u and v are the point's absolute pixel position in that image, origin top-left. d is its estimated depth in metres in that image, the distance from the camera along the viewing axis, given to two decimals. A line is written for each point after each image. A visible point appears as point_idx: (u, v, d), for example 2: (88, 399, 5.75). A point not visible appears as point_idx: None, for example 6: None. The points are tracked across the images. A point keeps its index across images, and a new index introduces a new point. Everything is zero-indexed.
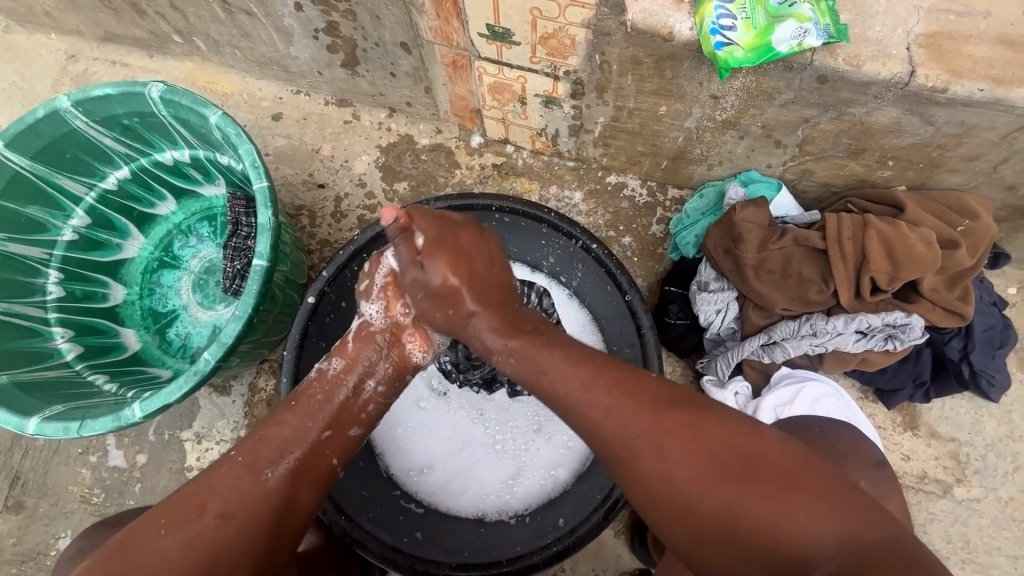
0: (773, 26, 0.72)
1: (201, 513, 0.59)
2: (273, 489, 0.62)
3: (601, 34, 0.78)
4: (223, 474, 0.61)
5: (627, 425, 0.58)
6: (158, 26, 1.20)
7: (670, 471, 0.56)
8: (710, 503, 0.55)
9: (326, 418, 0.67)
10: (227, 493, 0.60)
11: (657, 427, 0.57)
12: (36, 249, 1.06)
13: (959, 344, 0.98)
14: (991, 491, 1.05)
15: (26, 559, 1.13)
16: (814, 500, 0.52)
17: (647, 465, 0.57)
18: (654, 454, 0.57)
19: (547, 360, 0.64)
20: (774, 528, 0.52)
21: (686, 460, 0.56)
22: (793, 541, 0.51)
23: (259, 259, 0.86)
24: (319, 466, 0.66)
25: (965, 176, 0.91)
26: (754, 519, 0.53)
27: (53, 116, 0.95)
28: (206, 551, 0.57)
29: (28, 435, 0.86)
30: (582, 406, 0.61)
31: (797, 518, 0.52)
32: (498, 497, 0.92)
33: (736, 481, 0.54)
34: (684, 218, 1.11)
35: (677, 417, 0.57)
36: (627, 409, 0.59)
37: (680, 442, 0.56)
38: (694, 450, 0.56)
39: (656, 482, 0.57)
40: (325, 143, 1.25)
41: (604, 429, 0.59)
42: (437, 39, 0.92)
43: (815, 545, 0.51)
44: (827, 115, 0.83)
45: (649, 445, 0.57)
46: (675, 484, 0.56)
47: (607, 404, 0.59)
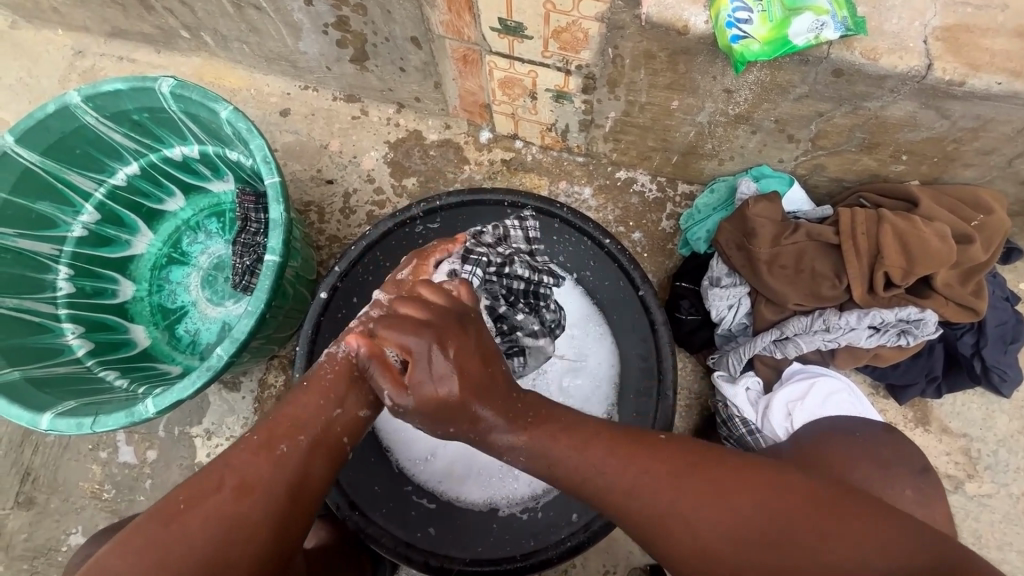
0: (789, 19, 0.71)
1: (218, 487, 0.59)
2: (288, 467, 0.61)
3: (615, 27, 0.78)
4: (239, 453, 0.61)
5: (654, 489, 0.59)
6: (166, 22, 1.19)
7: (704, 526, 0.56)
8: (752, 549, 0.55)
9: (338, 396, 0.66)
10: (243, 471, 0.60)
11: (688, 493, 0.58)
12: (46, 245, 1.06)
13: (971, 339, 0.98)
14: (1003, 486, 1.05)
15: (37, 555, 1.13)
16: (856, 527, 0.53)
17: (689, 532, 0.57)
18: (685, 517, 0.57)
19: (565, 420, 0.64)
20: (822, 560, 0.52)
21: (717, 513, 0.56)
22: (848, 570, 0.51)
23: (271, 255, 0.86)
24: (332, 442, 0.65)
25: (979, 170, 0.90)
26: (802, 562, 0.53)
27: (63, 111, 0.95)
28: (223, 528, 0.57)
29: (41, 430, 0.86)
30: (606, 483, 0.60)
31: (842, 551, 0.52)
32: (503, 483, 0.92)
33: (773, 518, 0.55)
34: (695, 214, 1.11)
35: (704, 479, 0.58)
36: (654, 480, 0.59)
37: (708, 498, 0.57)
38: (725, 501, 0.57)
39: (701, 538, 0.56)
40: (333, 139, 1.25)
41: (631, 497, 0.59)
42: (448, 34, 0.92)
43: (868, 570, 0.51)
44: (842, 109, 0.83)
45: (683, 516, 0.57)
46: (722, 540, 0.56)
47: (630, 478, 0.60)
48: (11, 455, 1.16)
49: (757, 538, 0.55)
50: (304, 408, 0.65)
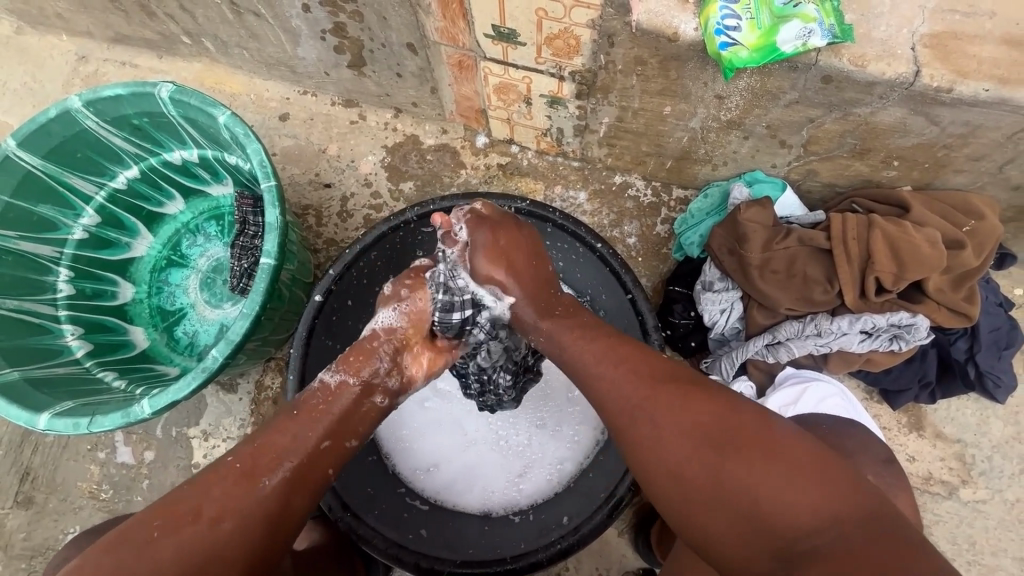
0: (778, 27, 0.72)
1: (196, 518, 0.58)
2: (266, 497, 0.61)
3: (606, 34, 0.79)
4: (218, 481, 0.60)
5: (629, 391, 0.62)
6: (167, 28, 1.21)
7: (664, 439, 0.58)
8: (700, 471, 0.56)
9: (326, 427, 0.67)
10: (220, 502, 0.59)
11: (662, 396, 0.60)
12: (47, 247, 1.07)
13: (965, 344, 0.98)
14: (997, 492, 1.05)
15: (36, 555, 1.14)
16: (796, 473, 0.52)
17: (642, 432, 0.60)
18: (649, 417, 0.60)
19: (564, 334, 0.70)
20: (755, 496, 0.53)
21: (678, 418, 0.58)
22: (775, 508, 0.52)
23: (267, 258, 0.87)
24: (314, 475, 0.65)
25: (970, 176, 0.91)
26: (743, 491, 0.53)
27: (64, 115, 0.96)
28: (197, 560, 0.56)
29: (38, 430, 0.87)
30: (589, 372, 0.67)
31: (774, 487, 0.52)
32: (507, 495, 0.92)
33: (723, 447, 0.55)
34: (688, 218, 1.12)
35: (678, 393, 0.60)
36: (630, 382, 0.63)
37: (675, 409, 0.59)
38: (687, 421, 0.58)
39: (648, 441, 0.59)
40: (331, 143, 1.26)
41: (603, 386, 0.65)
42: (443, 40, 0.93)
43: (793, 512, 0.51)
44: (832, 115, 0.83)
45: (649, 414, 0.60)
46: (672, 449, 0.58)
47: (614, 375, 0.64)
48: (11, 455, 1.17)
49: (706, 456, 0.55)
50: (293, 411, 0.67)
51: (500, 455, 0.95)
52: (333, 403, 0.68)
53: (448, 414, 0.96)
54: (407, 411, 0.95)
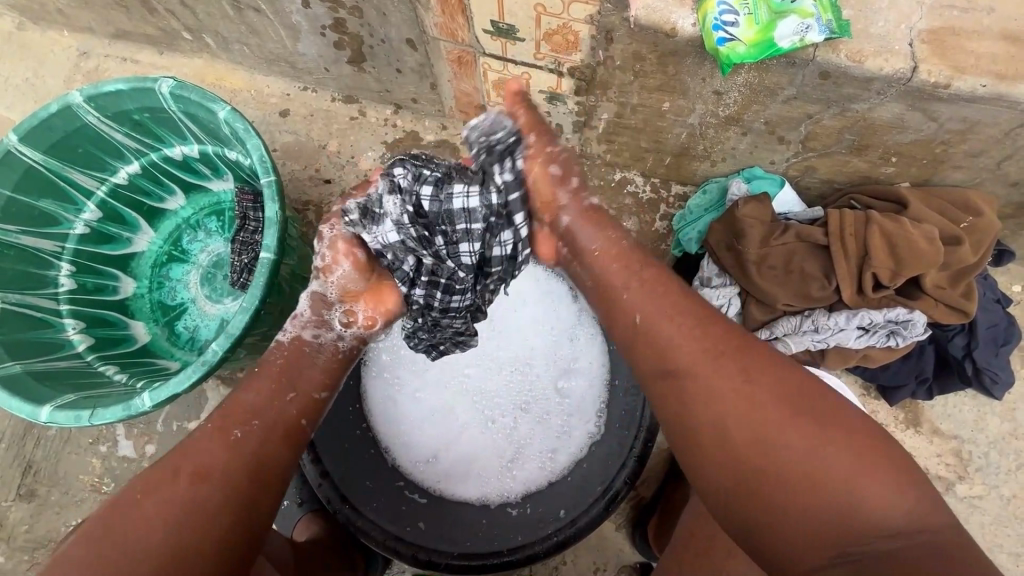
0: (775, 22, 0.72)
1: (176, 477, 0.61)
2: (244, 450, 0.65)
3: (604, 30, 0.79)
4: (194, 443, 0.64)
5: (719, 375, 0.60)
6: (168, 23, 1.21)
7: (746, 419, 0.57)
8: (784, 458, 0.55)
9: (289, 383, 0.73)
10: (198, 470, 0.62)
11: (747, 374, 0.60)
12: (48, 241, 1.08)
13: (962, 341, 0.98)
14: (994, 488, 1.05)
15: (38, 546, 1.15)
16: (871, 477, 0.53)
17: (721, 405, 0.59)
18: (737, 399, 0.58)
19: (643, 299, 0.68)
20: (830, 499, 0.53)
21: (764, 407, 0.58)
22: (852, 513, 0.52)
23: (266, 253, 0.88)
24: (284, 427, 0.70)
25: (968, 172, 0.91)
26: (824, 486, 0.53)
27: (65, 111, 0.97)
28: (176, 513, 0.59)
29: (40, 422, 0.88)
30: (671, 341, 0.64)
31: (852, 491, 0.52)
32: (500, 483, 0.93)
33: (807, 437, 0.55)
34: (687, 214, 1.12)
35: (770, 372, 0.60)
36: (720, 355, 0.61)
37: (763, 392, 0.58)
38: (782, 400, 0.57)
39: (723, 420, 0.58)
40: (331, 139, 1.27)
41: (682, 364, 0.62)
42: (442, 36, 0.93)
43: (867, 516, 0.52)
44: (830, 111, 0.83)
45: (728, 390, 0.59)
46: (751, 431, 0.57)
47: (698, 345, 0.63)
48: (13, 448, 1.18)
49: (799, 440, 0.55)
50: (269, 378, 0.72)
51: (489, 438, 0.95)
52: (291, 360, 0.75)
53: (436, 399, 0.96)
54: (396, 395, 0.96)
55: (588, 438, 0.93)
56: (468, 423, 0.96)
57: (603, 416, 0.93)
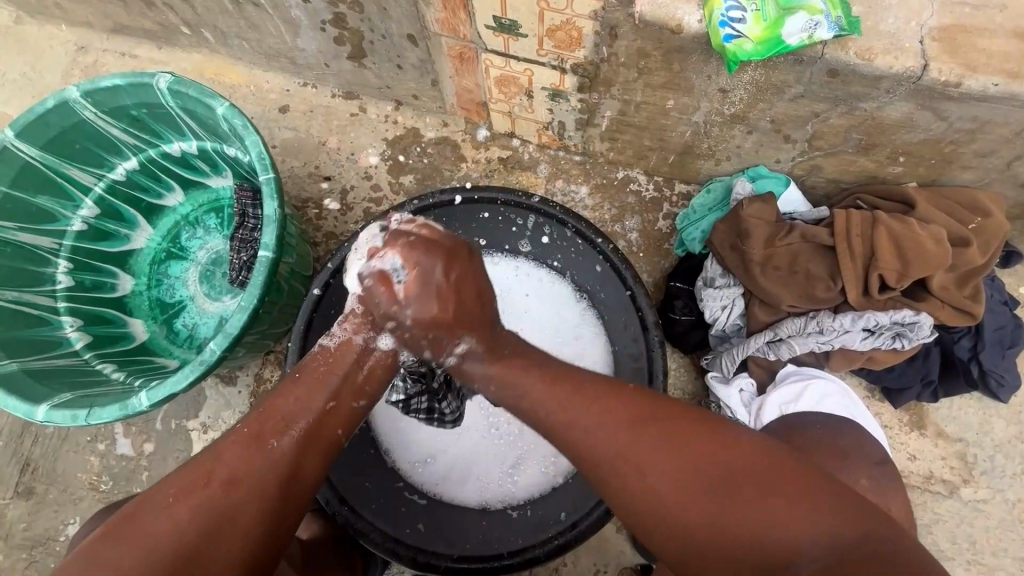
0: (783, 19, 0.71)
1: (207, 483, 0.59)
2: (279, 460, 0.61)
3: (608, 27, 0.77)
4: (228, 448, 0.61)
5: (645, 450, 0.57)
6: (167, 18, 1.20)
7: (663, 481, 0.56)
8: (702, 517, 0.54)
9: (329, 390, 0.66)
10: (229, 481, 0.59)
11: (637, 441, 0.58)
12: (46, 238, 1.07)
13: (968, 343, 0.97)
14: (998, 492, 1.04)
15: (36, 545, 1.15)
16: (794, 499, 0.52)
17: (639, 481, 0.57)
18: (641, 474, 0.57)
19: (523, 382, 0.64)
20: (767, 536, 0.51)
21: (598, 446, 0.59)
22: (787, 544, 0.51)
23: (265, 251, 0.87)
24: (322, 437, 0.65)
25: (977, 173, 0.90)
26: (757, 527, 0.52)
27: (61, 106, 0.96)
28: (202, 529, 0.57)
29: (37, 422, 0.87)
30: (553, 423, 0.62)
31: (786, 524, 0.51)
32: (500, 485, 0.91)
33: (732, 485, 0.54)
34: (690, 213, 1.11)
35: (657, 437, 0.57)
36: (594, 425, 0.60)
37: (663, 452, 0.57)
38: (692, 468, 0.55)
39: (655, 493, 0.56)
40: (331, 135, 1.25)
41: (596, 443, 0.59)
42: (443, 31, 0.92)
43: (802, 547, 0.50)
44: (838, 109, 0.82)
45: (642, 460, 0.57)
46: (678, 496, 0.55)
47: (569, 416, 0.61)
48: (11, 445, 1.17)
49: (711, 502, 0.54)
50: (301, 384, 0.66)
51: (494, 447, 0.93)
52: (337, 367, 0.67)
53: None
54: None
55: None
56: (472, 426, 0.94)
57: None
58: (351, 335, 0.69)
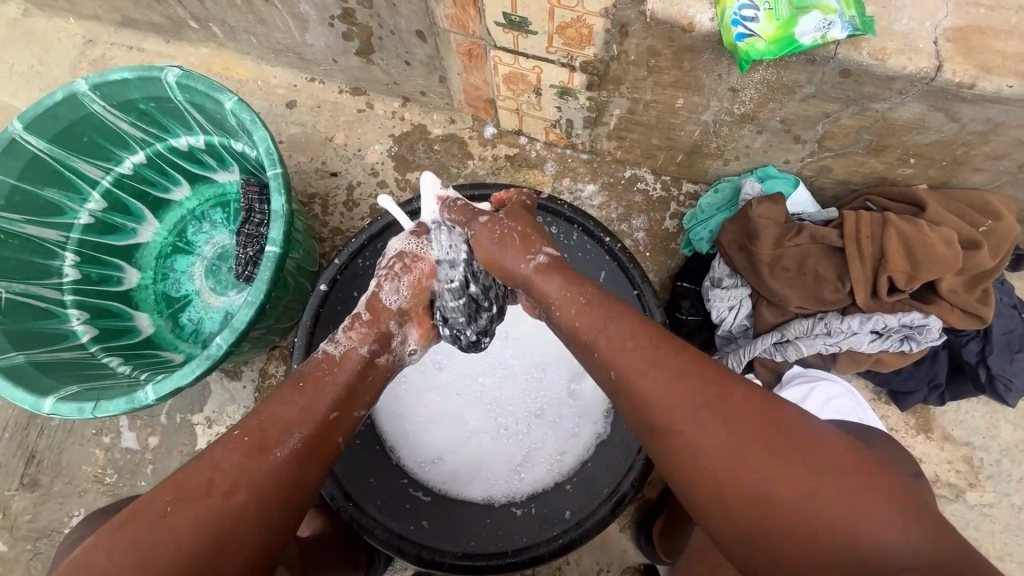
0: (796, 18, 0.70)
1: (207, 492, 0.57)
2: (278, 469, 0.60)
3: (619, 24, 0.77)
4: (228, 455, 0.59)
5: (722, 428, 0.53)
6: (175, 12, 1.20)
7: (737, 470, 0.51)
8: (784, 499, 0.50)
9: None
10: (201, 520, 0.56)
11: (715, 418, 0.53)
12: (53, 231, 1.07)
13: (976, 347, 0.96)
14: (1005, 496, 1.04)
15: (40, 536, 1.15)
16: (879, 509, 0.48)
17: (710, 458, 0.52)
18: (725, 441, 0.52)
19: (604, 337, 0.60)
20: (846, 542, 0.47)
21: (675, 403, 0.55)
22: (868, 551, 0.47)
23: (272, 246, 0.87)
24: (324, 446, 0.64)
25: (989, 175, 0.89)
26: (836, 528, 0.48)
27: (70, 99, 0.96)
28: (200, 540, 0.55)
29: (43, 414, 0.88)
30: (634, 380, 0.57)
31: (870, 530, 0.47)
32: (505, 483, 0.92)
33: (813, 484, 0.50)
34: (698, 213, 1.10)
35: (742, 411, 0.53)
36: (677, 391, 0.55)
37: (744, 432, 0.52)
38: (774, 459, 0.51)
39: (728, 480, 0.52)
40: (338, 131, 1.25)
41: (672, 416, 0.55)
42: (453, 27, 0.91)
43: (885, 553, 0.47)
44: (849, 110, 0.82)
45: (720, 437, 0.52)
46: (752, 489, 0.51)
47: (653, 385, 0.56)
48: (16, 437, 1.18)
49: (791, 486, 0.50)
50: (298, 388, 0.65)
51: (498, 444, 0.94)
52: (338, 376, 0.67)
53: (447, 404, 0.95)
54: (405, 398, 0.95)
55: (595, 438, 0.92)
56: (476, 424, 0.95)
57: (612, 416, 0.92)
58: (354, 345, 0.69)
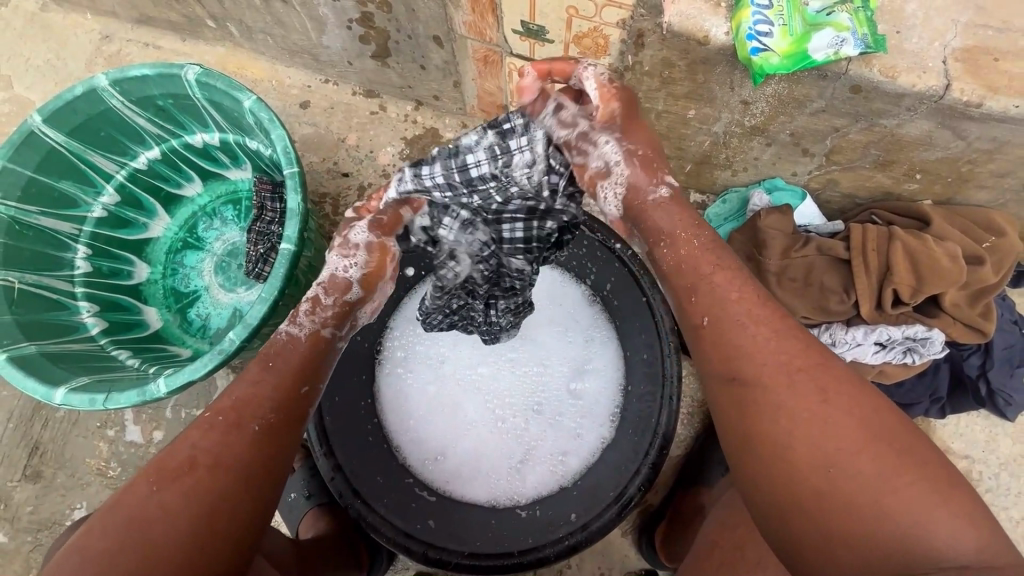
0: (810, 34, 0.72)
1: (190, 471, 0.58)
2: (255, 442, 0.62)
3: (635, 35, 0.79)
4: (201, 434, 0.61)
5: (808, 385, 0.56)
6: (192, 11, 1.21)
7: (810, 422, 0.54)
8: (838, 467, 0.52)
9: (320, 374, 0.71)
10: (178, 499, 0.57)
11: (811, 381, 0.56)
12: (66, 224, 1.08)
13: (977, 361, 0.98)
14: (1003, 510, 1.05)
15: (42, 528, 1.15)
16: (940, 506, 0.49)
17: (785, 411, 0.56)
18: (804, 400, 0.56)
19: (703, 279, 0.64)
20: (900, 524, 0.49)
21: (763, 358, 0.58)
22: (921, 540, 0.48)
23: (287, 244, 0.88)
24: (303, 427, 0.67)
25: (993, 192, 0.91)
26: (891, 505, 0.50)
27: (90, 94, 0.97)
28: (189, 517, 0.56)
29: (54, 405, 0.88)
30: (733, 329, 0.61)
31: (923, 522, 0.49)
32: (511, 484, 0.94)
33: (880, 459, 0.52)
34: (706, 223, 1.13)
35: (832, 384, 0.56)
36: (779, 351, 0.58)
37: (831, 395, 0.55)
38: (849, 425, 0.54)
39: (798, 428, 0.55)
40: (351, 132, 1.27)
41: (765, 368, 0.58)
42: (470, 34, 0.93)
43: (937, 547, 0.48)
44: (858, 125, 0.83)
45: (798, 395, 0.56)
46: (826, 444, 0.53)
47: (757, 337, 0.59)
48: (20, 428, 1.18)
49: (863, 458, 0.52)
50: (261, 362, 0.67)
51: (511, 445, 0.97)
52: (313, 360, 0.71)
53: (453, 400, 0.98)
54: (412, 397, 0.97)
55: (600, 442, 0.94)
56: (483, 425, 0.97)
57: (615, 422, 0.94)
58: (318, 328, 0.72)
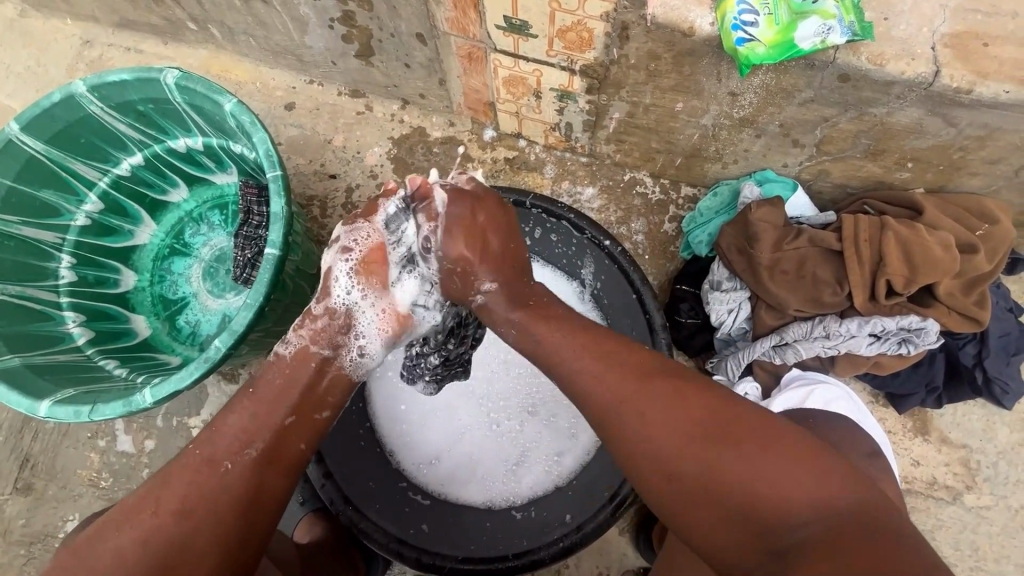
0: (796, 23, 0.71)
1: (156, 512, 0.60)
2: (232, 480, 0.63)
3: (620, 28, 0.77)
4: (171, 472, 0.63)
5: (648, 394, 0.59)
6: (173, 13, 1.19)
7: (653, 430, 0.58)
8: (691, 463, 0.55)
9: (305, 383, 0.71)
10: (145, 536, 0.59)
11: (642, 394, 0.60)
12: (49, 233, 1.06)
13: (973, 349, 0.97)
14: (1001, 499, 1.04)
15: (35, 541, 1.14)
16: (783, 466, 0.52)
17: (634, 428, 0.59)
18: (640, 415, 0.59)
19: None
20: (757, 497, 0.52)
21: (597, 384, 0.62)
22: (777, 506, 0.51)
23: (271, 249, 0.86)
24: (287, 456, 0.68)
25: (985, 179, 0.90)
26: (741, 483, 0.53)
27: (68, 100, 0.95)
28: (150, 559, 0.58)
29: (38, 418, 0.87)
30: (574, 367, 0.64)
31: (773, 487, 0.52)
32: (504, 486, 0.92)
33: (724, 444, 0.55)
34: (697, 217, 1.11)
35: (656, 389, 0.59)
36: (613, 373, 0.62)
37: (661, 400, 0.58)
38: (687, 420, 0.57)
39: (646, 444, 0.58)
40: (337, 133, 1.25)
41: (606, 395, 0.61)
42: (453, 30, 0.91)
43: (794, 511, 0.51)
44: (847, 115, 0.82)
45: (636, 410, 0.59)
46: (674, 448, 0.56)
47: (594, 371, 0.62)
48: (10, 440, 1.16)
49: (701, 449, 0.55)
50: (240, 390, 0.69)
51: (496, 443, 0.94)
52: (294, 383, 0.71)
53: (443, 400, 0.95)
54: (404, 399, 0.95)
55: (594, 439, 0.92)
56: (476, 428, 0.95)
57: None
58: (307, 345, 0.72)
